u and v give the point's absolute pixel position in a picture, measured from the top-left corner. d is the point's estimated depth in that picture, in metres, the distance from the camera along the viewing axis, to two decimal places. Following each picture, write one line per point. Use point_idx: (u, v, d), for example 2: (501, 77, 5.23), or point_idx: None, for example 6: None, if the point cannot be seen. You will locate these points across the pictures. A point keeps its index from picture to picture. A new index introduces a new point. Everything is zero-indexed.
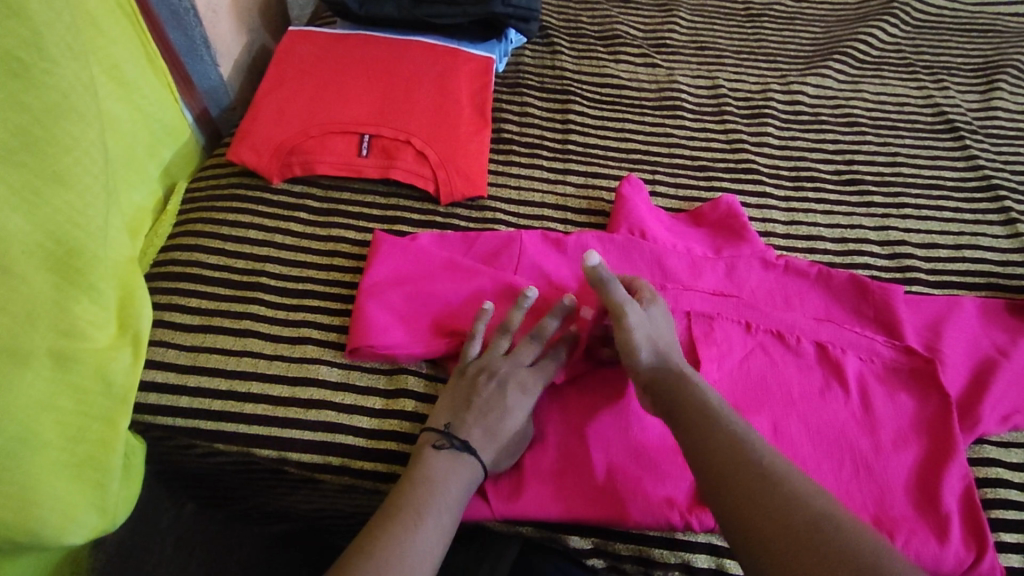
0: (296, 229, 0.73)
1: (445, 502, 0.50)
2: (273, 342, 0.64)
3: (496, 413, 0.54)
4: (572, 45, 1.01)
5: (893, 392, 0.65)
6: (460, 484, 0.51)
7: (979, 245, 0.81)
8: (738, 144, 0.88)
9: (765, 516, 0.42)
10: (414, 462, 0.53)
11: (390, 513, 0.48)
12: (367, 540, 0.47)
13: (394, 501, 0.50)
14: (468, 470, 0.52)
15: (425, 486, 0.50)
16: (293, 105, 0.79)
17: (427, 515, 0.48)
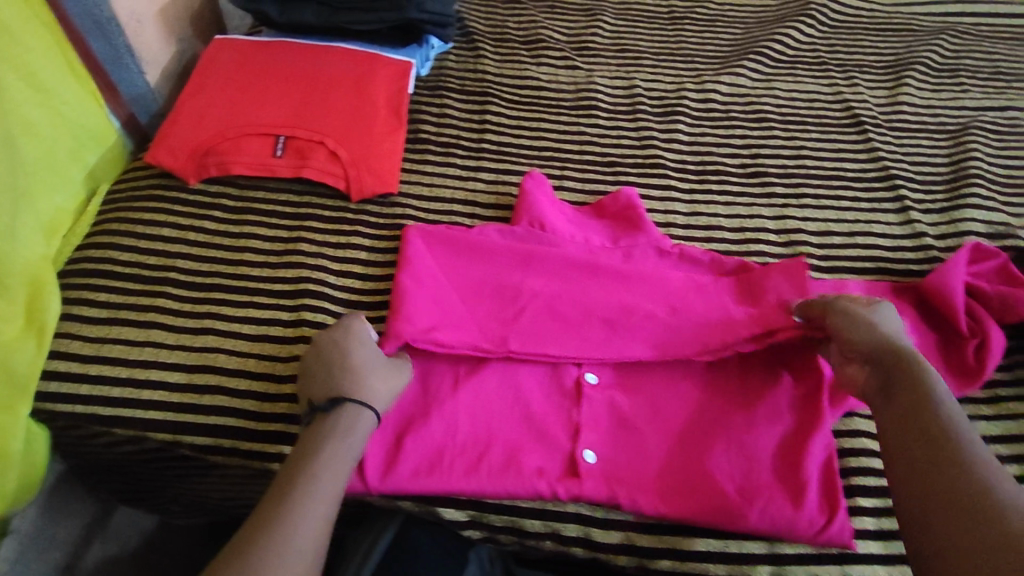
0: (209, 227, 0.76)
1: (336, 465, 0.53)
2: (175, 333, 0.66)
3: (352, 366, 0.59)
4: (495, 48, 1.04)
5: (775, 371, 0.67)
6: (350, 445, 0.54)
7: (873, 232, 0.85)
8: (648, 140, 0.92)
9: (938, 497, 0.46)
10: (307, 433, 0.55)
11: (283, 485, 0.51)
12: (261, 514, 0.49)
13: (287, 469, 0.52)
14: (356, 427, 0.55)
15: (315, 454, 0.53)
16: (213, 109, 0.82)
17: (318, 481, 0.51)
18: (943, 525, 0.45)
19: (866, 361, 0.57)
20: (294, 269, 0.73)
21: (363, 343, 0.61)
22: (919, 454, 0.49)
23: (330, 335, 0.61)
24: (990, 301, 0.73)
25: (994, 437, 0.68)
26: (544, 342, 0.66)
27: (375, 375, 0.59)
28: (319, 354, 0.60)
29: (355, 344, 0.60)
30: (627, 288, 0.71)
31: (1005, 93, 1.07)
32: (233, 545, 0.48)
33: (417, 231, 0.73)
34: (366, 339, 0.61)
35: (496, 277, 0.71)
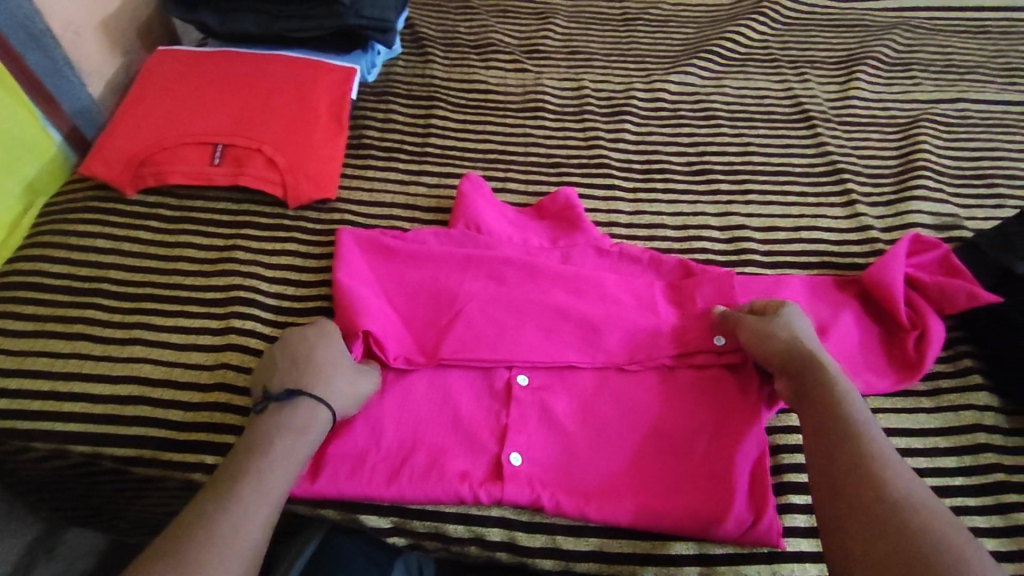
0: (144, 237, 0.76)
1: (285, 460, 0.51)
2: (102, 344, 0.66)
3: (314, 361, 0.58)
4: (445, 52, 1.04)
5: (704, 375, 0.66)
6: (300, 441, 0.53)
7: (818, 227, 0.84)
8: (594, 140, 0.92)
9: (856, 505, 0.47)
10: (253, 427, 0.54)
11: (227, 477, 0.49)
12: (202, 506, 0.47)
13: (228, 464, 0.51)
14: (310, 426, 0.54)
15: (264, 448, 0.51)
16: (150, 119, 0.82)
17: (268, 475, 0.50)
18: (862, 532, 0.45)
19: (788, 379, 0.58)
20: (227, 277, 0.72)
21: (331, 341, 0.60)
22: (841, 464, 0.49)
23: (299, 333, 0.61)
24: (930, 292, 0.72)
25: (934, 430, 0.66)
26: (475, 346, 0.65)
27: (339, 372, 0.58)
28: (284, 350, 0.60)
29: (323, 342, 0.60)
30: (568, 294, 0.70)
31: (956, 85, 1.07)
32: (171, 534, 0.46)
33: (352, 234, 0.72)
34: (334, 339, 0.61)
35: (436, 279, 0.70)
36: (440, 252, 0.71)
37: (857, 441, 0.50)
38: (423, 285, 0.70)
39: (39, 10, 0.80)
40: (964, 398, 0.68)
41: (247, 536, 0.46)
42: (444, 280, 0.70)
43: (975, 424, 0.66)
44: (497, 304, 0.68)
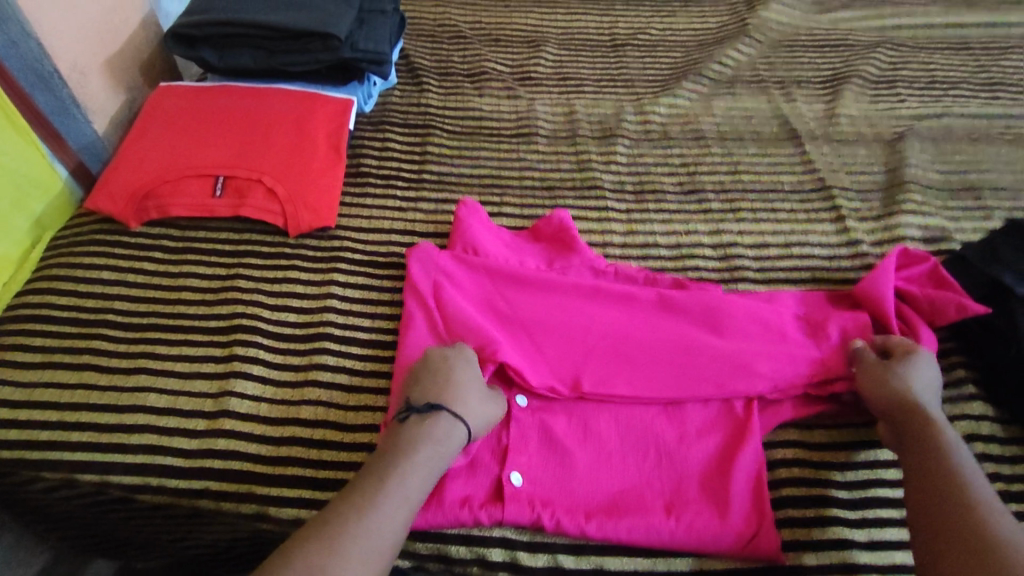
0: (149, 269, 0.77)
1: (424, 470, 0.54)
2: (108, 374, 0.67)
3: (456, 380, 0.61)
4: (439, 82, 1.06)
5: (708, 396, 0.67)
6: (439, 454, 0.56)
7: (808, 243, 0.85)
8: (587, 164, 0.94)
9: (949, 525, 0.50)
10: (399, 432, 0.57)
11: (374, 479, 0.53)
12: (348, 503, 0.51)
13: (371, 466, 0.55)
14: (448, 440, 0.57)
15: (408, 455, 0.55)
16: (153, 153, 0.84)
17: (409, 483, 0.53)
18: (953, 552, 0.49)
19: (890, 414, 0.62)
20: (230, 305, 0.74)
21: (470, 364, 0.63)
22: (936, 490, 0.53)
23: (440, 351, 0.64)
24: (920, 305, 0.73)
25: None
26: (529, 371, 0.67)
27: (474, 394, 0.61)
28: (424, 365, 0.62)
29: (460, 362, 0.63)
30: (623, 322, 0.72)
31: (940, 101, 1.09)
32: (318, 517, 0.51)
33: (421, 247, 0.77)
34: (472, 361, 0.64)
35: (500, 302, 0.73)
36: (499, 279, 0.75)
37: (952, 472, 0.54)
38: (491, 306, 0.73)
39: (47, 51, 0.83)
40: (958, 408, 0.69)
41: (381, 536, 0.50)
42: (504, 304, 0.73)
43: (970, 434, 0.67)
44: (552, 331, 0.71)
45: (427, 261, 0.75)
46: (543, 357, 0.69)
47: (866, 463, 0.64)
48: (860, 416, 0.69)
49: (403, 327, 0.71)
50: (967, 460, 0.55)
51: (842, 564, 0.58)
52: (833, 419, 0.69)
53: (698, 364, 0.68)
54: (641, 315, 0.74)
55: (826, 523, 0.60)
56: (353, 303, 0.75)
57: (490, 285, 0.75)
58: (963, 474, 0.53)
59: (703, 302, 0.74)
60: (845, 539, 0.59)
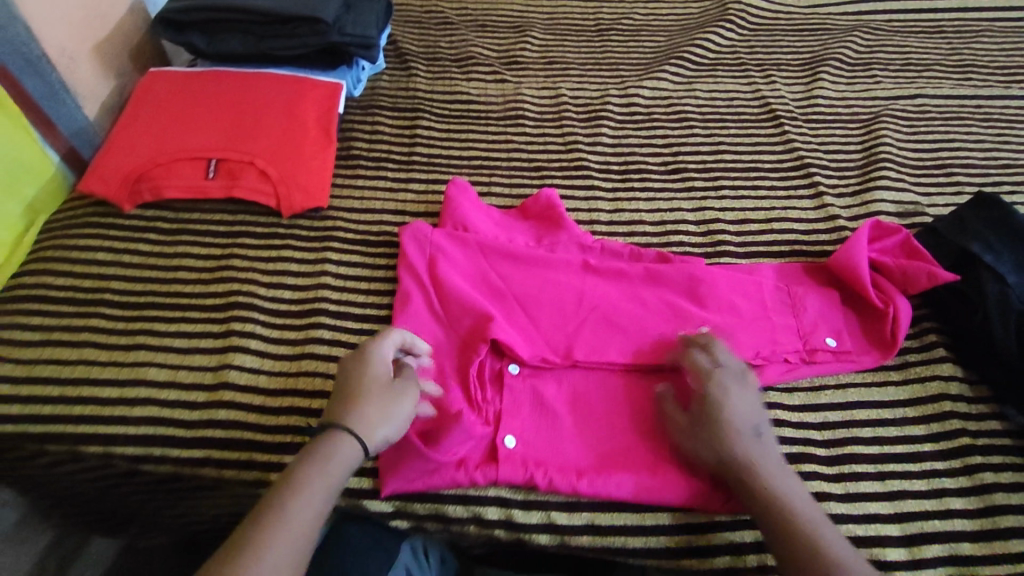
0: (144, 249, 0.79)
1: (316, 483, 0.54)
2: (108, 351, 0.69)
3: (355, 392, 0.59)
4: (427, 67, 1.08)
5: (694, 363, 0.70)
6: (327, 468, 0.55)
7: (788, 218, 0.88)
8: (573, 144, 0.96)
9: None
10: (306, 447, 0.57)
11: (270, 499, 0.53)
12: (250, 519, 0.52)
13: (281, 479, 0.55)
14: (338, 454, 0.56)
15: (305, 474, 0.54)
16: (145, 136, 0.85)
17: (308, 500, 0.53)
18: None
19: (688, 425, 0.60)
20: (226, 283, 0.75)
21: (371, 368, 0.60)
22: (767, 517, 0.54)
23: (347, 359, 0.62)
24: (893, 274, 0.76)
25: (903, 401, 0.70)
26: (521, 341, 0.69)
27: (370, 405, 0.58)
28: (338, 375, 0.62)
29: (361, 369, 0.60)
30: (611, 296, 0.75)
31: (914, 82, 1.12)
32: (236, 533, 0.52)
33: (412, 225, 0.79)
34: (376, 364, 0.61)
35: (492, 277, 0.75)
36: (490, 256, 0.77)
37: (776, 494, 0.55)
38: (483, 281, 0.75)
39: (35, 35, 0.84)
40: (930, 370, 0.72)
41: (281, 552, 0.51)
42: (498, 280, 0.75)
43: (941, 393, 0.70)
44: (546, 306, 0.74)
45: (421, 239, 0.77)
46: (536, 330, 0.71)
47: (842, 423, 0.68)
48: (837, 378, 0.72)
49: (397, 304, 0.73)
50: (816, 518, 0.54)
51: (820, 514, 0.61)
52: (811, 381, 0.71)
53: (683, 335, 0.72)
54: (628, 289, 0.77)
55: (805, 477, 0.63)
56: (347, 279, 0.77)
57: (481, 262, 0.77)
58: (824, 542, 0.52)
59: (684, 273, 0.77)
60: (823, 492, 0.62)
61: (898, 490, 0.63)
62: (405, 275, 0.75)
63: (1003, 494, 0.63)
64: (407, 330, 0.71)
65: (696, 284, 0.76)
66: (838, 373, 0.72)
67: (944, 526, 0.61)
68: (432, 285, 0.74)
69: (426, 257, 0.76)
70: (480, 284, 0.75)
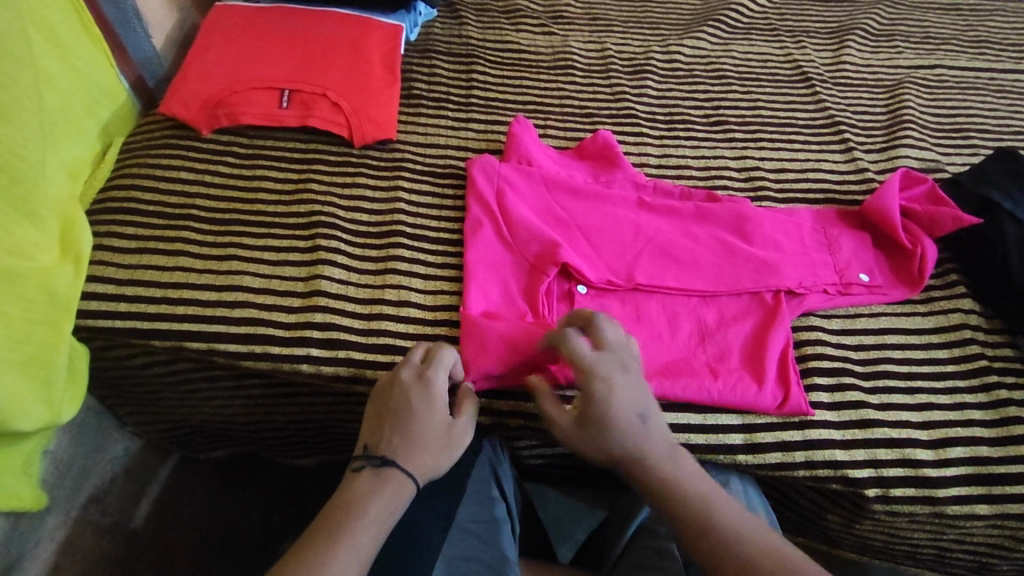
0: (224, 171, 0.82)
1: (375, 522, 0.55)
2: (202, 260, 0.73)
3: (407, 425, 0.58)
4: (477, 16, 1.12)
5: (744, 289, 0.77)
6: (390, 512, 0.55)
7: (822, 169, 0.95)
8: (621, 94, 1.02)
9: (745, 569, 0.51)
10: (357, 483, 0.57)
11: (340, 507, 0.55)
12: (304, 555, 0.51)
13: (345, 491, 0.57)
14: (399, 500, 0.56)
15: (371, 492, 0.56)
16: (220, 64, 0.88)
17: (372, 512, 0.55)
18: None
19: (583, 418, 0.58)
20: (306, 205, 0.79)
21: (433, 407, 0.59)
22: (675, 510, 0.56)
23: (404, 384, 0.60)
24: (920, 219, 0.83)
25: (929, 329, 0.77)
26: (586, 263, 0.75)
27: (424, 444, 0.58)
28: (389, 398, 0.60)
29: (423, 403, 0.59)
30: (665, 228, 0.81)
31: (933, 54, 1.19)
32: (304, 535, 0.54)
33: (480, 159, 0.83)
34: (436, 401, 0.60)
35: (555, 207, 0.81)
36: (552, 188, 0.82)
37: (677, 483, 0.56)
38: (548, 210, 0.80)
39: None
40: (953, 303, 0.79)
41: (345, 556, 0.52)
42: (561, 209, 0.80)
43: (962, 323, 0.77)
44: (606, 233, 0.79)
45: (489, 171, 0.82)
46: (598, 255, 0.77)
47: (876, 345, 0.75)
48: (870, 309, 0.79)
49: (469, 228, 0.78)
50: (706, 489, 0.57)
51: (859, 420, 0.68)
52: (847, 310, 0.78)
53: (734, 263, 0.78)
54: (681, 222, 0.82)
55: (846, 388, 0.70)
56: (419, 206, 0.82)
57: (545, 192, 0.82)
58: (711, 514, 0.55)
59: (733, 211, 0.83)
60: (862, 402, 0.70)
61: (926, 403, 0.70)
62: (474, 202, 0.80)
63: (1017, 407, 0.70)
64: (479, 251, 0.76)
65: (745, 221, 0.82)
66: (873, 304, 0.79)
67: (965, 433, 0.68)
68: (500, 211, 0.78)
69: (494, 186, 0.81)
70: (545, 212, 0.80)
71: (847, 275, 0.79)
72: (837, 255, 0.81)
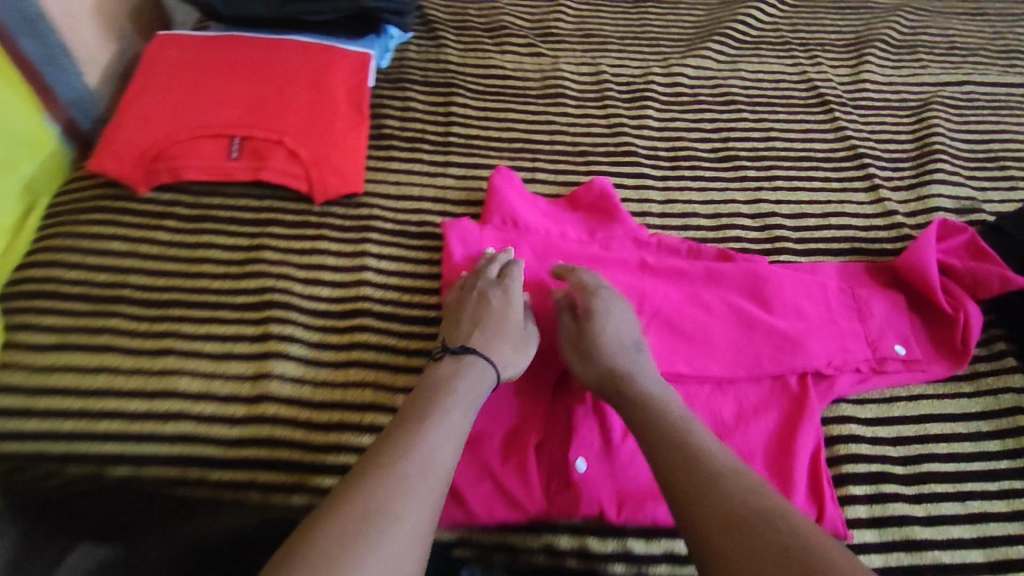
0: (164, 239, 0.71)
1: (460, 408, 0.54)
2: (133, 357, 0.62)
3: (496, 318, 0.61)
4: (457, 37, 1.00)
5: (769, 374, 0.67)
6: (474, 398, 0.55)
7: (845, 213, 0.84)
8: (618, 128, 0.91)
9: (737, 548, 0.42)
10: (427, 384, 0.55)
11: (418, 401, 0.54)
12: (385, 448, 0.49)
13: (420, 393, 0.55)
14: (481, 388, 0.57)
15: (446, 391, 0.55)
16: (161, 110, 0.76)
17: (453, 411, 0.53)
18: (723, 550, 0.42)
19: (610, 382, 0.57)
20: (259, 280, 0.69)
21: (510, 307, 0.63)
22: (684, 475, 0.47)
23: (478, 285, 0.64)
24: (962, 278, 0.72)
25: (976, 415, 0.68)
26: None
27: (507, 340, 0.60)
28: (470, 304, 0.63)
29: (499, 302, 0.63)
30: (673, 297, 0.70)
31: (960, 67, 1.08)
32: (395, 430, 0.51)
33: (456, 222, 0.72)
34: (513, 302, 0.63)
35: (545, 278, 0.70)
36: (542, 253, 0.72)
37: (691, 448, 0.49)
38: (537, 281, 0.70)
39: None
40: (1001, 381, 0.70)
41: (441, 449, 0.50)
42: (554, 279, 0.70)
43: (1014, 407, 0.69)
44: None
45: (468, 237, 0.72)
46: None
47: (917, 438, 0.66)
48: (907, 390, 0.70)
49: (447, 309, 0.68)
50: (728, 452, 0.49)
51: (904, 541, 0.60)
52: (881, 393, 0.69)
53: (754, 342, 0.67)
54: (691, 287, 0.72)
55: (887, 499, 0.62)
56: (390, 276, 0.71)
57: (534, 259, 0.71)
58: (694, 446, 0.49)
59: (750, 273, 0.72)
60: (906, 516, 0.61)
61: (980, 512, 0.62)
62: (453, 276, 0.69)
63: None
64: None
65: (765, 284, 0.71)
66: (909, 384, 0.70)
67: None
68: None
69: (474, 258, 0.70)
70: (536, 282, 0.70)
71: (882, 350, 0.70)
72: (872, 325, 0.71)
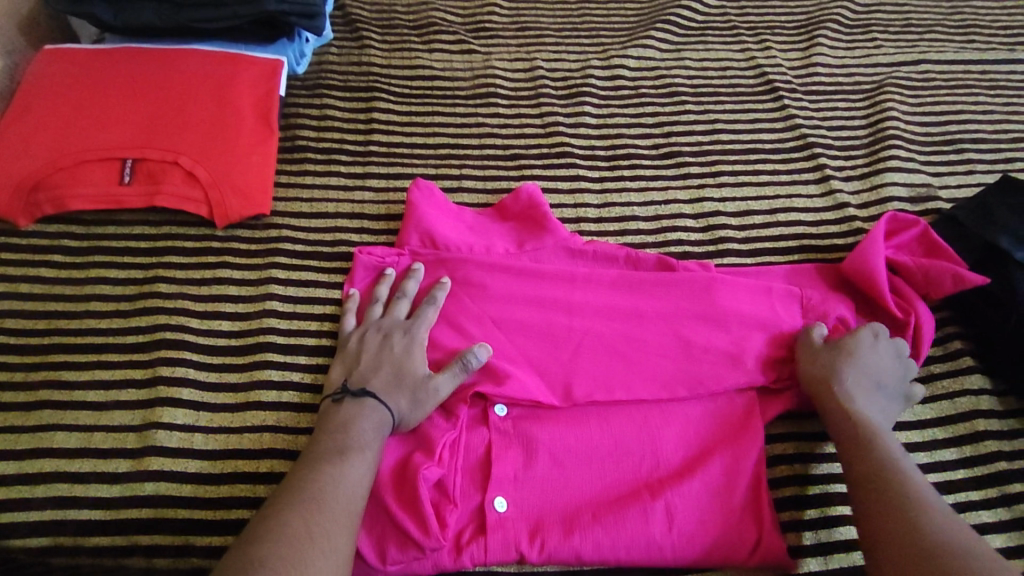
0: (47, 275, 0.66)
1: (370, 451, 0.51)
2: (3, 412, 0.57)
3: (393, 358, 0.57)
4: (382, 36, 0.94)
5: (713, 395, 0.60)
6: (377, 440, 0.52)
7: (794, 208, 0.80)
8: (553, 127, 0.85)
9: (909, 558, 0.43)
10: (329, 429, 0.52)
11: (324, 443, 0.51)
12: (293, 495, 0.46)
13: (323, 435, 0.52)
14: (380, 430, 0.53)
15: (350, 432, 0.52)
16: (39, 133, 0.69)
17: (364, 455, 0.50)
18: (888, 531, 0.46)
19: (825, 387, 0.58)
20: (150, 316, 0.63)
21: (412, 343, 0.59)
22: (884, 491, 0.49)
23: (381, 322, 0.61)
24: (914, 276, 0.67)
25: (930, 422, 0.64)
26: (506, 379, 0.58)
27: (405, 379, 0.56)
28: (369, 344, 0.59)
29: (400, 341, 0.59)
30: (609, 316, 0.63)
31: (916, 46, 1.03)
32: (298, 476, 0.48)
33: (366, 250, 0.67)
34: (416, 336, 0.59)
35: (468, 301, 0.63)
36: (466, 272, 0.65)
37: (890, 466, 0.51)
38: (459, 305, 0.63)
39: None
40: (958, 383, 0.66)
41: (350, 498, 0.47)
42: (478, 302, 0.63)
43: (971, 411, 0.64)
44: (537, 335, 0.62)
45: (383, 265, 0.66)
46: (524, 364, 0.60)
47: None
48: None
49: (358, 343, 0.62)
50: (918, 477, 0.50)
51: (853, 567, 0.56)
52: None
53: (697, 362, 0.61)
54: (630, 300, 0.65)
55: (833, 523, 0.58)
56: (296, 303, 0.66)
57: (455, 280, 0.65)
58: (887, 448, 0.52)
59: (691, 282, 0.65)
60: (852, 540, 0.57)
61: None
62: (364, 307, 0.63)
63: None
64: None
65: (708, 294, 0.64)
66: None
67: None
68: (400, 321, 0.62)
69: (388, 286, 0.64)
70: (458, 307, 0.63)
71: None
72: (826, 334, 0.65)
